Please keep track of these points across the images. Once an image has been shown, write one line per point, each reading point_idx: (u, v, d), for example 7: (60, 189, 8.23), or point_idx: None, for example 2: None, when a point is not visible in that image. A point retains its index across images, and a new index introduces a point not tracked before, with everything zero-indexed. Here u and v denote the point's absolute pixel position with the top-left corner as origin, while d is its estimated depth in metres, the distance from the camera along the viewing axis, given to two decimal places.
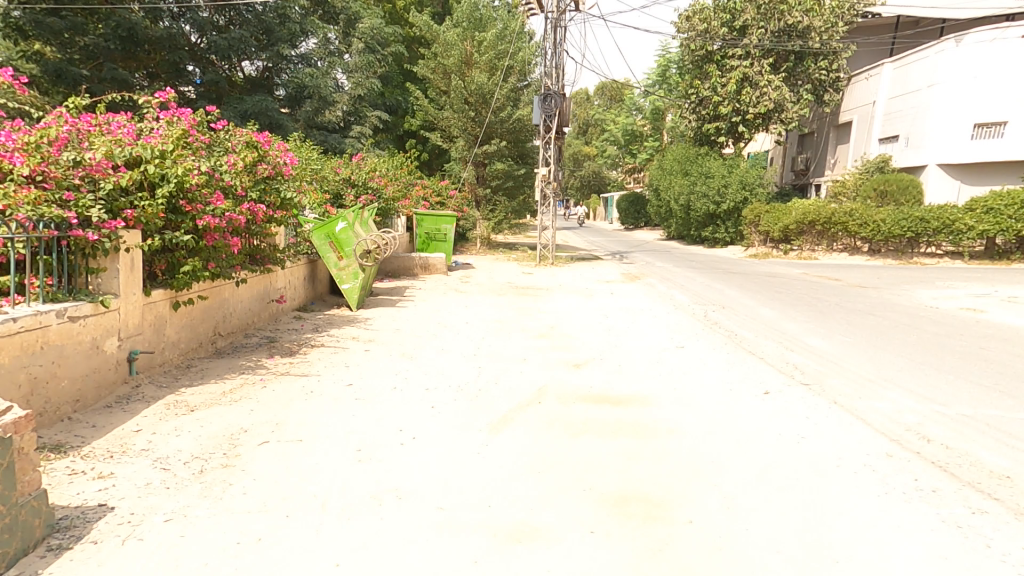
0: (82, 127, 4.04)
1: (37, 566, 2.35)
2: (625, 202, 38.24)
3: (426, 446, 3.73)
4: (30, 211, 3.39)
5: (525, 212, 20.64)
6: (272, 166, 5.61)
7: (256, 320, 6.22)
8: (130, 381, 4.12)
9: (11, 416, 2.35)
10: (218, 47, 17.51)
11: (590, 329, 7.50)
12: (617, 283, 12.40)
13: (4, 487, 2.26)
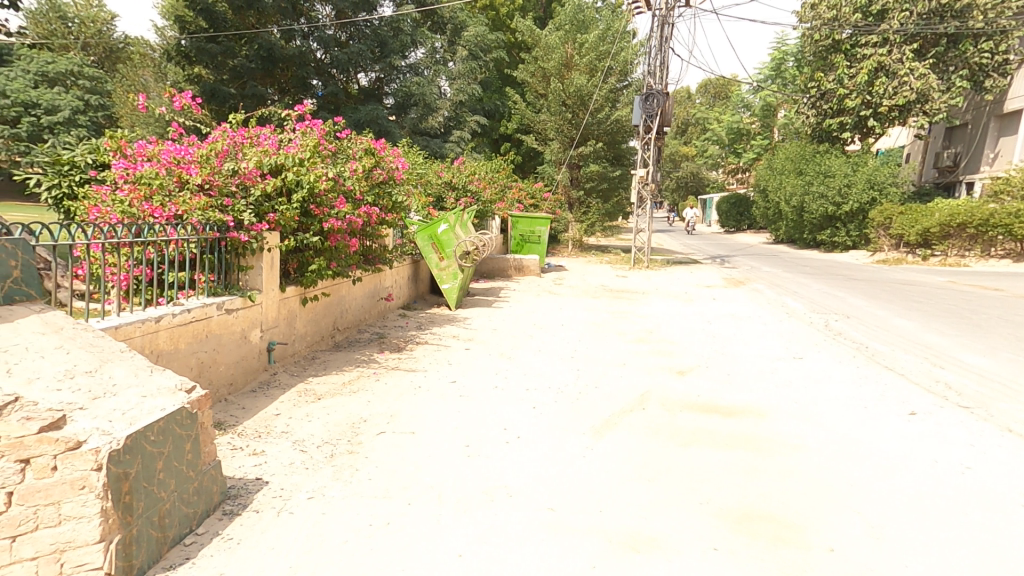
0: (238, 139, 4.53)
1: (217, 527, 2.79)
2: (723, 203, 36.36)
3: (532, 445, 3.79)
4: (200, 216, 3.96)
5: (618, 214, 20.39)
6: (386, 172, 5.99)
7: (367, 317, 6.67)
8: (268, 369, 4.57)
9: (195, 395, 2.89)
10: (339, 61, 19.11)
11: (692, 335, 7.19)
12: (718, 288, 11.85)
13: (193, 455, 2.77)
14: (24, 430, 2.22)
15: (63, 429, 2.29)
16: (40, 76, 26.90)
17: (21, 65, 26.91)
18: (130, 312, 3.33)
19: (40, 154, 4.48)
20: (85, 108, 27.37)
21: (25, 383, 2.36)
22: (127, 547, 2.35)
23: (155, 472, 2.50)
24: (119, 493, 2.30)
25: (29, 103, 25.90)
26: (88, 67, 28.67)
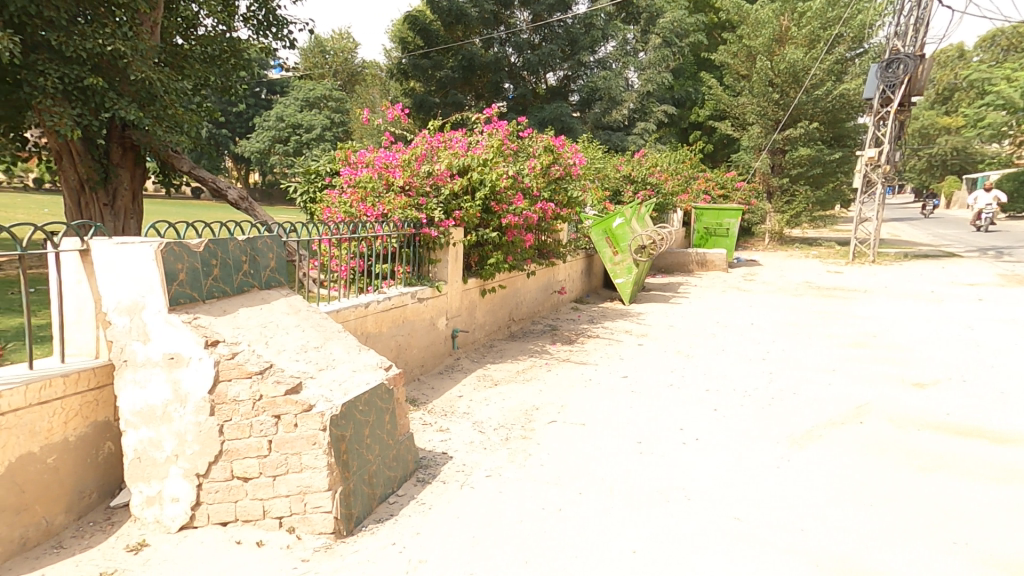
0: (434, 143, 5.06)
1: (414, 491, 3.29)
2: (1007, 181, 28.04)
3: (716, 451, 3.55)
4: (400, 214, 4.53)
5: (834, 202, 17.35)
6: (563, 167, 6.08)
7: (541, 309, 6.89)
8: (453, 354, 5.08)
9: (391, 373, 3.51)
10: (530, 64, 20.22)
11: (935, 340, 5.82)
12: (986, 287, 9.12)
13: (391, 426, 3.35)
14: (276, 391, 2.99)
15: (300, 393, 3.01)
16: (306, 101, 34.12)
17: (293, 94, 34.42)
18: (348, 298, 4.02)
19: (296, 167, 5.67)
20: (333, 125, 34.02)
21: (276, 353, 3.18)
22: (347, 497, 2.97)
23: (364, 437, 3.12)
24: (339, 452, 2.94)
25: (296, 124, 33.16)
26: (336, 90, 35.36)
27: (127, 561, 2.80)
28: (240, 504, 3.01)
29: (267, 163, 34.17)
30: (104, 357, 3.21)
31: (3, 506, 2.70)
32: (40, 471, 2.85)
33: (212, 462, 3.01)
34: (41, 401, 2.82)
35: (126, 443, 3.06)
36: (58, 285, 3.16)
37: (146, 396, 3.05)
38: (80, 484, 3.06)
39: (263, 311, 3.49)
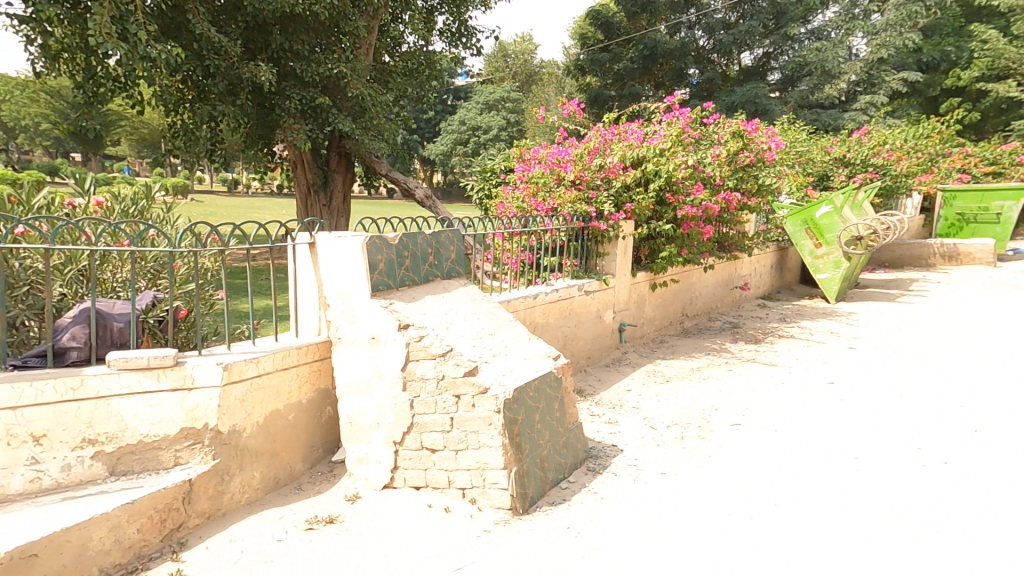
0: (608, 136, 5.03)
1: (585, 480, 3.34)
2: None
3: (977, 479, 3.09)
4: (570, 208, 4.64)
5: None
6: (754, 154, 5.66)
7: (718, 305, 6.75)
8: (619, 348, 5.06)
9: (559, 362, 3.63)
10: (723, 44, 19.46)
11: None
12: None
13: (560, 413, 3.48)
14: (456, 372, 3.28)
15: (477, 375, 3.27)
16: (485, 104, 36.49)
17: (474, 98, 37.14)
18: (517, 290, 4.22)
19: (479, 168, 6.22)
20: (508, 126, 36.08)
21: (455, 338, 3.50)
22: (521, 478, 3.15)
23: (536, 422, 3.28)
24: (512, 434, 3.13)
25: (476, 126, 35.96)
26: (514, 91, 37.36)
27: (345, 508, 3.37)
28: (429, 472, 3.38)
29: (449, 164, 37.84)
30: (322, 335, 3.94)
31: (263, 450, 3.63)
32: (285, 425, 3.73)
33: (405, 433, 3.42)
34: (283, 366, 3.71)
35: (341, 412, 3.61)
36: (295, 272, 3.93)
37: (354, 370, 3.57)
38: (310, 441, 3.93)
39: (444, 299, 3.85)
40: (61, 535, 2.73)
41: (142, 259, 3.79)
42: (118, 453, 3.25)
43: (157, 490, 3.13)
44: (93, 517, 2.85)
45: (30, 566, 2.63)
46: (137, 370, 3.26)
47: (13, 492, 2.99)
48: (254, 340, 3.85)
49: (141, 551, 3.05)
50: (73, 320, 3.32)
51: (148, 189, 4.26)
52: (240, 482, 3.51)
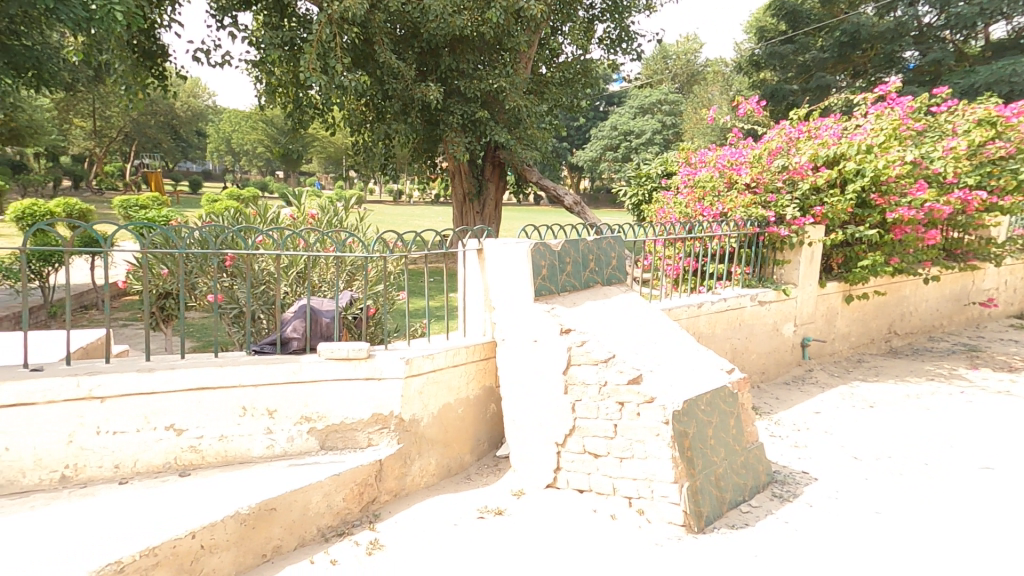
0: (794, 136, 5.20)
1: (771, 505, 3.23)
2: None
3: None
4: (744, 212, 4.81)
5: None
6: (1004, 146, 5.82)
7: (937, 323, 6.84)
8: (802, 363, 5.24)
9: (735, 377, 3.46)
10: (961, 18, 16.49)
11: None
12: None
13: (738, 430, 3.34)
14: (619, 379, 3.24)
15: (641, 384, 3.19)
16: (640, 108, 36.39)
17: (628, 102, 36.92)
18: (677, 297, 4.20)
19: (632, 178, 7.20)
20: (663, 129, 35.42)
21: (618, 344, 3.45)
22: (693, 493, 3.05)
23: (709, 438, 3.15)
24: (683, 448, 3.03)
25: (628, 131, 35.58)
26: (672, 94, 36.84)
27: (512, 503, 3.50)
28: (593, 477, 3.37)
29: (596, 170, 37.91)
30: (487, 336, 4.19)
31: (438, 439, 4.09)
32: (455, 418, 4.12)
33: (567, 435, 3.44)
34: (453, 363, 4.05)
35: (506, 412, 3.75)
36: (464, 276, 4.18)
37: (519, 371, 3.67)
38: (477, 435, 4.33)
39: (605, 304, 3.87)
40: (290, 496, 3.45)
41: (344, 263, 4.37)
42: (326, 430, 3.94)
43: (356, 465, 3.72)
44: (311, 483, 3.54)
45: (270, 518, 3.39)
46: (339, 360, 3.89)
47: (255, 456, 3.85)
48: (429, 338, 4.22)
49: (347, 517, 3.69)
50: (294, 315, 4.15)
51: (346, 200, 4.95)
52: (419, 466, 3.99)
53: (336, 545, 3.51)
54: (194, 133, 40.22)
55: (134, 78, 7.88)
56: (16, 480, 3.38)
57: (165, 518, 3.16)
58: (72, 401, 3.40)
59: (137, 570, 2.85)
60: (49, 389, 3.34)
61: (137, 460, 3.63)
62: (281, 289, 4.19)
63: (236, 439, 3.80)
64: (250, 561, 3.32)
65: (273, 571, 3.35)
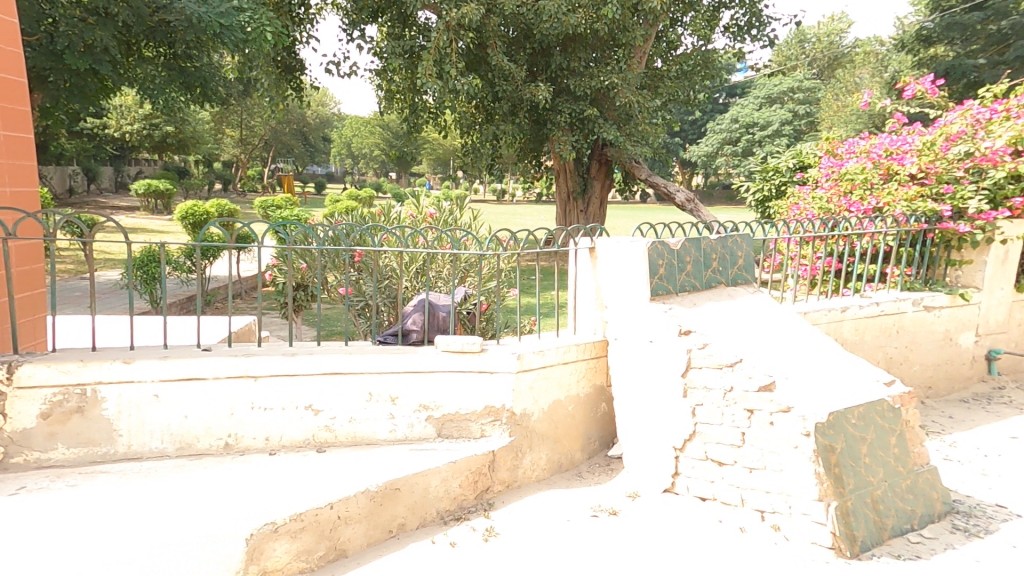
0: (980, 120, 5.43)
1: (954, 538, 3.09)
2: None
3: None
4: (908, 207, 5.21)
5: None
6: None
7: None
8: (986, 378, 5.45)
9: (897, 391, 3.25)
10: None
11: None
12: None
13: (903, 449, 3.15)
14: (748, 385, 3.08)
15: (773, 392, 3.02)
16: (766, 98, 34.10)
17: (753, 92, 34.93)
18: (816, 304, 4.53)
19: (761, 178, 8.31)
20: (796, 119, 32.76)
21: (745, 348, 3.29)
22: (845, 514, 2.89)
23: (861, 455, 2.97)
24: (830, 464, 2.86)
25: (751, 123, 33.55)
26: (808, 81, 34.07)
27: (626, 505, 3.46)
28: (718, 487, 3.24)
29: (712, 164, 36.76)
30: (600, 335, 4.16)
31: (548, 435, 4.15)
32: (565, 415, 4.19)
33: (686, 440, 3.34)
34: (563, 360, 4.08)
35: (619, 412, 3.69)
36: (574, 277, 4.14)
37: (633, 372, 3.61)
38: (588, 433, 4.35)
39: (730, 305, 3.70)
40: (411, 478, 3.71)
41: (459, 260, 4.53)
42: (443, 419, 4.14)
43: (471, 454, 3.88)
44: (430, 468, 3.76)
45: (395, 497, 3.67)
46: (455, 353, 4.08)
47: (380, 439, 4.15)
48: (540, 334, 4.26)
49: (463, 503, 3.87)
50: (413, 309, 4.43)
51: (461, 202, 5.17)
52: (530, 460, 4.09)
53: (454, 528, 3.72)
54: (319, 139, 44.48)
55: (276, 91, 9.61)
56: (193, 445, 4.00)
57: (310, 488, 3.56)
58: (233, 378, 3.98)
59: (287, 531, 3.27)
60: (216, 368, 3.94)
61: (283, 435, 4.10)
62: (402, 285, 4.45)
63: (364, 424, 4.14)
64: (378, 535, 3.64)
65: (398, 547, 3.64)
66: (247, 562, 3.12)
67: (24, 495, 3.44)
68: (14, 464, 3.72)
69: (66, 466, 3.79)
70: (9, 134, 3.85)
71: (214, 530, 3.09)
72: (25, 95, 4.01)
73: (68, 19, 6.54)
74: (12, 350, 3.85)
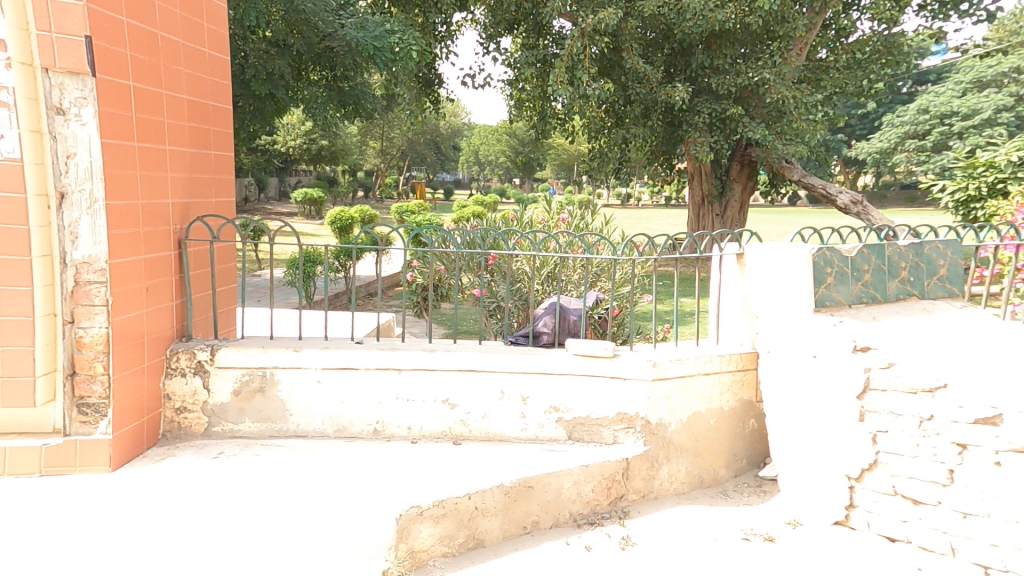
0: None
1: None
2: None
3: None
4: None
5: None
6: None
7: None
8: None
9: None
10: None
11: None
12: None
13: None
14: (959, 418, 3.06)
15: (996, 426, 2.96)
16: (976, 81, 29.58)
17: (956, 77, 30.18)
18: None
19: (967, 176, 9.51)
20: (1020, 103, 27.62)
21: (956, 376, 3.25)
22: None
23: None
24: None
25: (949, 112, 28.31)
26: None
27: (782, 531, 3.59)
28: (909, 525, 3.25)
29: (889, 161, 32.15)
30: (748, 346, 4.07)
31: (688, 448, 4.08)
32: (706, 428, 4.08)
33: (865, 471, 3.38)
34: (703, 371, 3.99)
35: (768, 427, 3.83)
36: (717, 283, 4.17)
37: (786, 385, 3.71)
38: (734, 449, 4.20)
39: (911, 320, 3.91)
40: (545, 477, 3.81)
41: (591, 265, 4.51)
42: (573, 422, 4.18)
43: (605, 460, 3.90)
44: (563, 469, 3.84)
45: (528, 494, 3.79)
46: (586, 357, 4.10)
47: (512, 437, 4.29)
48: (677, 342, 4.17)
49: (596, 508, 3.91)
50: (546, 311, 4.57)
51: (591, 205, 5.33)
52: (668, 471, 4.03)
53: (589, 532, 3.79)
54: (452, 148, 47.81)
55: (416, 104, 10.99)
56: (348, 428, 4.44)
57: (451, 477, 3.79)
58: (380, 370, 4.36)
59: (431, 515, 3.53)
60: (367, 360, 4.35)
61: (423, 426, 4.39)
62: (534, 287, 4.65)
63: (496, 423, 4.30)
64: (513, 530, 3.79)
65: (534, 543, 3.77)
66: (398, 540, 3.42)
67: (223, 459, 4.08)
68: (215, 433, 4.41)
69: (252, 438, 4.42)
70: (218, 154, 4.84)
71: (370, 509, 3.43)
72: (229, 119, 4.94)
73: (255, 52, 8.17)
74: (214, 335, 4.62)
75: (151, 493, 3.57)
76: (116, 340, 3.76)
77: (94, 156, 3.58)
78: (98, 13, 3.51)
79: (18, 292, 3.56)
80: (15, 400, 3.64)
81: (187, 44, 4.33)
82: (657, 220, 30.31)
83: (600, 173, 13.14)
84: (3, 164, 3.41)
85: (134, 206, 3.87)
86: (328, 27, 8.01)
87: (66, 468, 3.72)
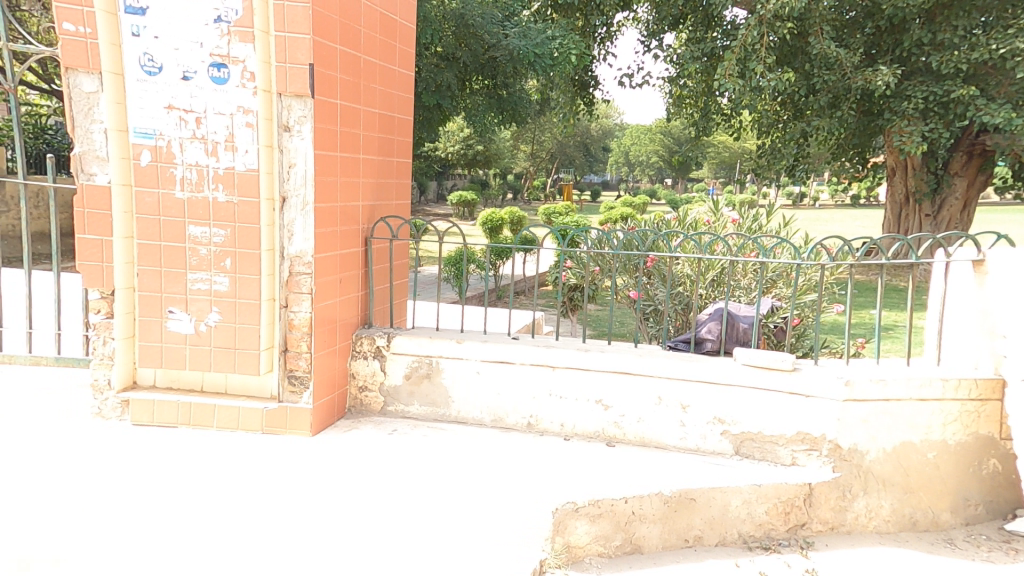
0: None
1: None
2: None
3: None
4: None
5: None
6: None
7: None
8: None
9: None
10: None
11: None
12: None
13: None
14: None
15: None
16: None
17: None
18: None
19: None
20: None
21: None
22: None
23: None
24: None
25: None
26: None
27: None
28: None
29: None
30: (988, 372, 3.71)
31: (895, 482, 3.77)
32: (920, 462, 3.75)
33: None
34: (921, 398, 3.69)
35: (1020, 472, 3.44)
36: (942, 292, 3.93)
37: None
38: (967, 494, 3.83)
39: None
40: (710, 492, 3.62)
41: (764, 270, 4.11)
42: (741, 436, 3.93)
43: (782, 482, 3.66)
44: (731, 486, 3.63)
45: (691, 507, 3.63)
46: (761, 368, 3.87)
47: (669, 445, 4.12)
48: (874, 361, 3.82)
49: (771, 533, 3.69)
50: (710, 317, 4.33)
51: (756, 204, 5.35)
52: (864, 505, 3.75)
53: (763, 558, 3.60)
54: (599, 149, 48.12)
55: (570, 107, 11.47)
56: (504, 419, 4.57)
57: (610, 477, 3.76)
58: (536, 366, 4.43)
59: (587, 513, 3.51)
60: (523, 354, 4.45)
61: (576, 424, 4.38)
62: (699, 292, 4.34)
63: (655, 431, 4.14)
64: (674, 541, 3.65)
65: (696, 559, 3.62)
66: (555, 533, 3.41)
67: (397, 436, 4.48)
68: (390, 411, 4.85)
69: (420, 419, 4.78)
70: (400, 161, 5.36)
71: (534, 503, 3.51)
72: (410, 129, 5.44)
73: (428, 67, 9.09)
74: (390, 324, 5.13)
75: (337, 462, 4.04)
76: (317, 323, 4.38)
77: (309, 166, 4.20)
78: (321, 44, 4.10)
79: (251, 279, 4.26)
80: (246, 367, 4.34)
81: (382, 64, 4.87)
82: (857, 227, 27.01)
83: (769, 171, 12.99)
84: (245, 174, 4.15)
85: (334, 208, 4.44)
86: (493, 38, 9.14)
87: (279, 428, 4.39)
